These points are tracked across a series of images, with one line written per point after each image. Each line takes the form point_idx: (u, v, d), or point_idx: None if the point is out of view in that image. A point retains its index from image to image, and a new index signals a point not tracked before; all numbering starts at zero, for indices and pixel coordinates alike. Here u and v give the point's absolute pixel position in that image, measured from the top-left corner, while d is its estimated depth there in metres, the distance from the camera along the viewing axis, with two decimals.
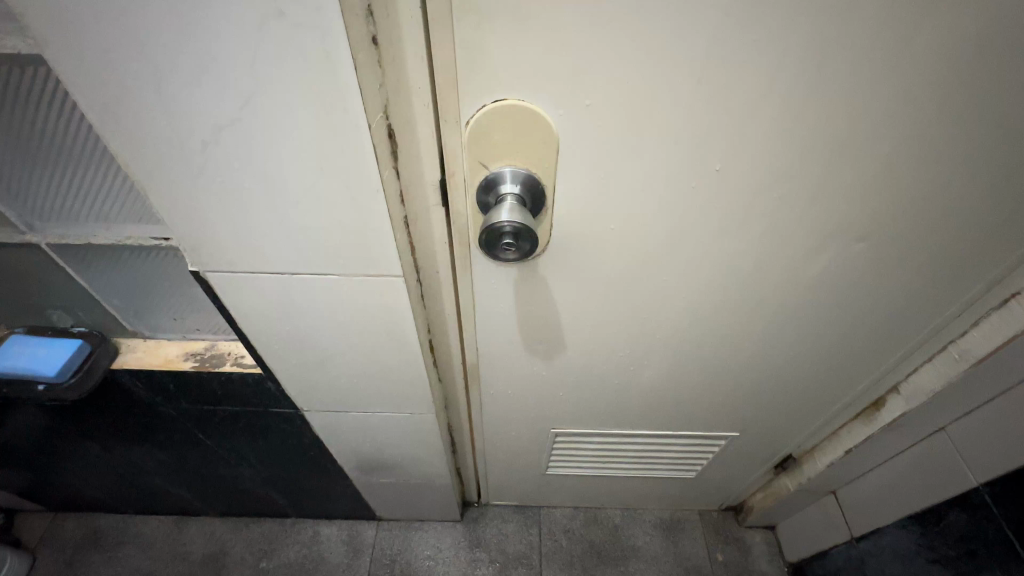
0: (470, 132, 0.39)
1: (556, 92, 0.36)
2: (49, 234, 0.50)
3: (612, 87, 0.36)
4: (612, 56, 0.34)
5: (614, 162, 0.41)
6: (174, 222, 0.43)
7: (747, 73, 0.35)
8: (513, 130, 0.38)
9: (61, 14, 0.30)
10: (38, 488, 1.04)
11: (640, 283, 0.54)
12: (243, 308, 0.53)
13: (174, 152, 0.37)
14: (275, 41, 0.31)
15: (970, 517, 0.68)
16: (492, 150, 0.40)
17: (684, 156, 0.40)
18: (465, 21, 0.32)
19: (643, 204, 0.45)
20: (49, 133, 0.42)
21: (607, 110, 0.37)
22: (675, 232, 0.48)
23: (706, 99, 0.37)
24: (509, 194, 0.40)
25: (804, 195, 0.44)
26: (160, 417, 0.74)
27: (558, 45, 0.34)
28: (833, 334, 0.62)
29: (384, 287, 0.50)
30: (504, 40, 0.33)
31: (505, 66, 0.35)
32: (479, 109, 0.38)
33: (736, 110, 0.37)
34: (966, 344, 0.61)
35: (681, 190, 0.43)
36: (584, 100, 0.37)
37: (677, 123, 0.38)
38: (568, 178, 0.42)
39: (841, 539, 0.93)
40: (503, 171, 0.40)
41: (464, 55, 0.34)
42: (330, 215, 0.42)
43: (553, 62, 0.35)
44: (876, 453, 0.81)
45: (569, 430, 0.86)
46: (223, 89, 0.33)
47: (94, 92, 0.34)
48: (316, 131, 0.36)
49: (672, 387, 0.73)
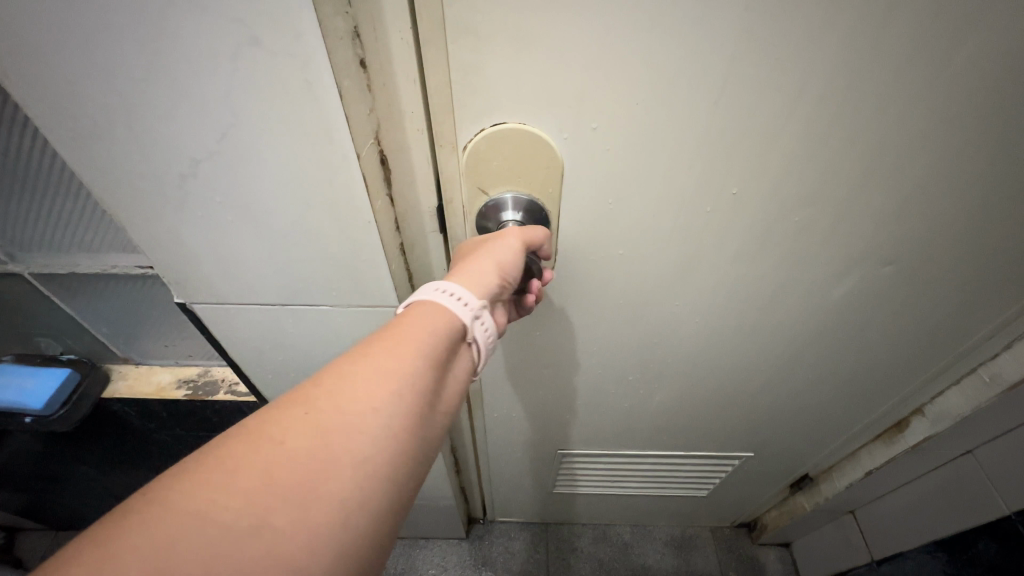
0: (469, 156, 0.36)
1: (559, 115, 0.34)
2: (32, 264, 0.48)
3: (620, 110, 0.33)
4: (621, 77, 0.31)
5: (624, 187, 0.38)
6: (156, 256, 0.40)
7: (772, 90, 0.32)
8: (514, 154, 0.35)
9: (20, 48, 0.28)
10: (36, 508, 1.02)
11: (651, 307, 0.51)
12: (232, 339, 0.50)
13: (150, 186, 0.35)
14: (252, 71, 0.28)
15: (1002, 548, 0.64)
16: (492, 175, 0.37)
17: (700, 179, 0.38)
18: (459, 43, 0.30)
19: (653, 229, 0.42)
20: (23, 162, 0.40)
21: (616, 134, 0.34)
22: (689, 257, 0.45)
23: (724, 120, 0.34)
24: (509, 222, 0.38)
25: (829, 217, 0.41)
26: (155, 444, 0.72)
27: (561, 66, 0.31)
28: (855, 356, 0.59)
29: (379, 318, 0.47)
30: (501, 62, 0.31)
31: (504, 89, 0.32)
32: (476, 132, 0.35)
33: (757, 132, 0.34)
34: (997, 366, 0.58)
35: (694, 214, 0.41)
36: (590, 123, 0.34)
37: (692, 146, 0.35)
38: (575, 205, 0.40)
39: (860, 561, 0.89)
40: (503, 196, 0.38)
41: (460, 78, 0.32)
42: (320, 246, 0.40)
43: (556, 85, 0.32)
44: (897, 475, 0.77)
45: (577, 451, 0.83)
46: (199, 121, 0.31)
47: (62, 126, 0.31)
48: (301, 161, 0.33)
49: (684, 409, 0.71)
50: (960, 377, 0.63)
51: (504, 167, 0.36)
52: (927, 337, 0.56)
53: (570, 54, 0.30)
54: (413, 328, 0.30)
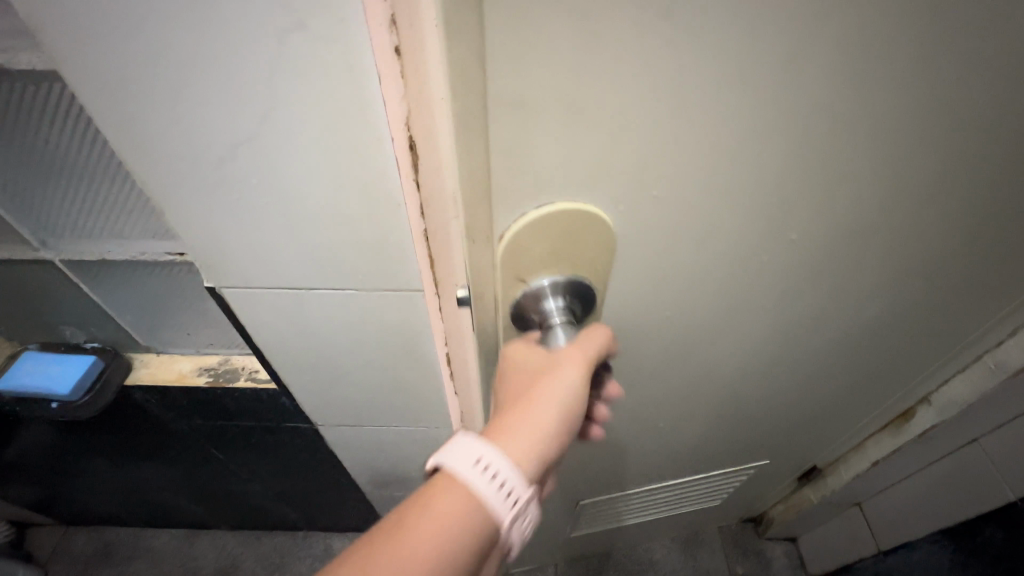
0: (508, 245, 0.31)
1: (613, 184, 0.29)
2: (63, 250, 0.50)
3: (675, 171, 0.29)
4: (680, 140, 0.27)
5: (676, 244, 0.34)
6: (189, 239, 0.42)
7: (844, 130, 0.28)
8: (560, 236, 0.31)
9: (77, 32, 0.29)
10: (48, 503, 1.03)
11: (685, 354, 0.47)
12: (258, 325, 0.52)
13: (190, 169, 0.36)
14: (295, 56, 0.30)
15: (1009, 535, 0.66)
16: (532, 262, 0.32)
17: (757, 225, 0.34)
18: (504, 115, 0.24)
19: (696, 281, 0.38)
20: (60, 148, 0.41)
21: (676, 193, 0.30)
22: (730, 302, 0.41)
23: (791, 168, 0.30)
24: (556, 309, 0.34)
25: (881, 241, 0.39)
26: (172, 434, 0.73)
27: (619, 129, 0.26)
28: (877, 362, 0.58)
29: (402, 302, 0.49)
30: (550, 132, 0.26)
31: (550, 162, 0.27)
32: (520, 219, 0.30)
33: (822, 174, 0.31)
34: (1003, 354, 0.59)
35: (744, 258, 0.37)
36: (651, 189, 0.29)
37: (751, 193, 0.31)
38: (623, 268, 0.35)
39: (867, 553, 0.91)
40: (547, 283, 0.34)
41: (501, 158, 0.26)
42: (348, 229, 0.41)
43: (613, 150, 0.27)
44: (903, 467, 0.78)
45: (599, 493, 0.79)
46: (240, 104, 0.32)
47: (109, 108, 0.33)
48: (335, 144, 0.35)
49: (712, 437, 0.67)
50: (965, 366, 0.63)
51: (546, 252, 0.32)
52: (943, 332, 0.56)
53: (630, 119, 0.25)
54: (434, 513, 0.30)
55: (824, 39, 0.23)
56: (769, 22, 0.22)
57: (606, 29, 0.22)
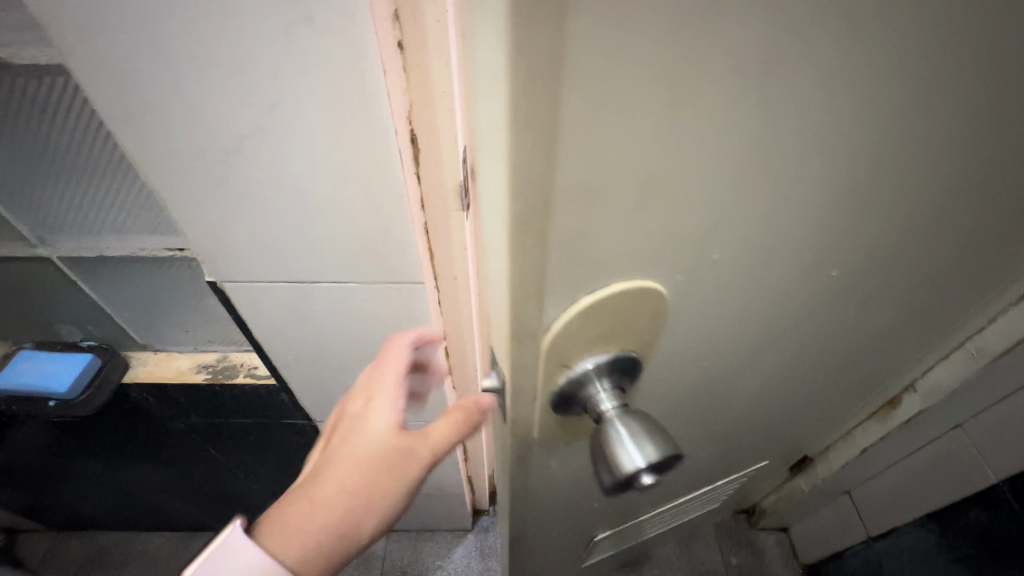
0: (553, 337, 0.25)
1: (677, 258, 0.23)
2: (60, 246, 0.50)
3: (747, 235, 0.24)
4: (757, 204, 0.22)
5: (723, 304, 0.29)
6: (193, 232, 0.42)
7: (915, 173, 0.25)
8: (617, 318, 0.25)
9: (86, 25, 0.30)
10: (38, 507, 1.01)
11: (707, 398, 0.43)
12: (259, 319, 0.52)
13: (194, 162, 0.37)
14: (303, 49, 0.31)
15: (992, 518, 0.68)
16: (580, 348, 0.26)
17: (804, 275, 0.30)
18: (566, 199, 0.18)
19: (732, 336, 0.34)
20: (60, 143, 0.41)
21: (738, 257, 0.25)
22: (758, 346, 0.37)
23: (860, 213, 0.26)
24: (607, 402, 0.29)
25: (908, 270, 0.36)
26: (169, 433, 0.73)
27: (698, 201, 0.20)
28: (874, 366, 0.58)
29: (404, 294, 0.49)
30: (618, 210, 0.19)
31: (613, 244, 0.21)
32: (569, 308, 0.24)
33: (878, 218, 0.28)
34: (983, 340, 0.60)
35: (782, 305, 0.33)
36: (715, 255, 0.24)
37: (810, 246, 0.27)
38: (667, 339, 0.30)
39: (857, 540, 0.93)
40: (592, 368, 0.28)
41: (556, 247, 0.20)
42: (351, 222, 0.42)
43: (684, 223, 0.21)
44: (890, 453, 0.80)
45: (614, 524, 0.73)
46: (247, 97, 0.33)
47: (116, 101, 0.33)
48: (341, 137, 0.36)
49: (727, 453, 0.65)
50: (949, 353, 0.65)
51: (596, 338, 0.26)
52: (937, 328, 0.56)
53: (710, 191, 0.20)
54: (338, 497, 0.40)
55: (924, 87, 0.20)
56: (884, 70, 0.18)
57: (708, 89, 0.16)
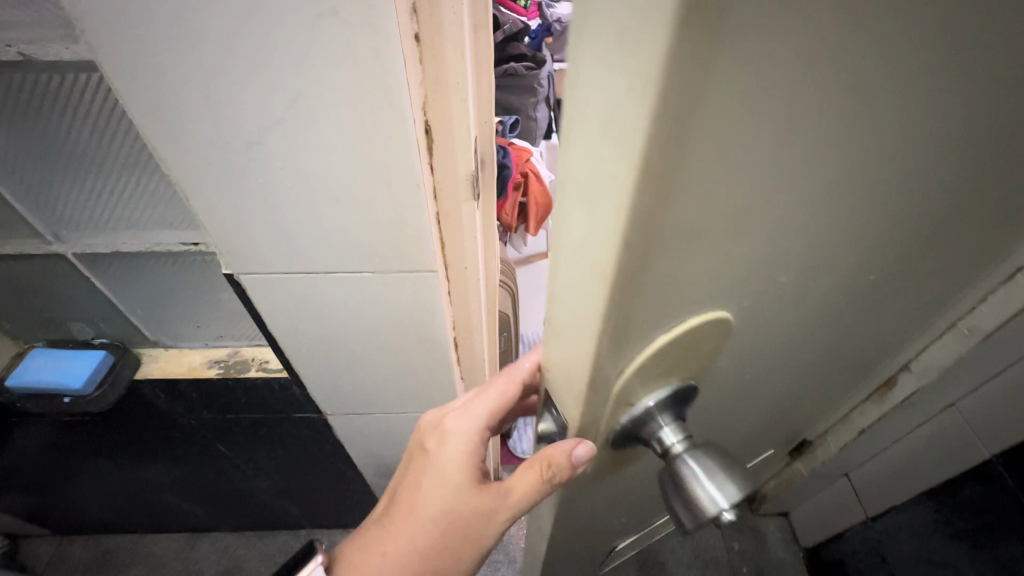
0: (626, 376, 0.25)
1: (744, 284, 0.25)
2: (75, 244, 0.50)
3: (801, 246, 0.24)
4: (816, 227, 0.23)
5: (769, 320, 0.30)
6: (213, 224, 0.43)
7: (940, 180, 0.27)
8: (683, 355, 0.26)
9: (118, 20, 0.31)
10: (43, 512, 1.01)
11: (735, 409, 0.44)
12: (274, 311, 0.53)
13: (217, 155, 0.38)
14: (327, 40, 0.32)
15: (985, 490, 0.70)
16: (647, 380, 0.27)
17: (839, 282, 0.31)
18: (670, 243, 0.19)
19: (768, 347, 0.35)
20: (79, 140, 0.42)
21: (792, 275, 0.27)
22: (788, 352, 0.39)
23: (891, 223, 0.28)
24: (673, 439, 0.30)
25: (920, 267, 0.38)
26: (179, 430, 0.73)
27: (774, 229, 0.22)
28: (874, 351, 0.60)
29: (417, 283, 0.50)
30: (710, 248, 0.20)
31: (698, 279, 0.22)
32: (645, 347, 0.24)
33: (905, 223, 0.29)
34: (974, 319, 0.63)
35: (815, 312, 0.34)
36: (779, 275, 0.26)
37: (847, 256, 0.29)
38: (719, 361, 0.31)
39: (856, 520, 0.95)
40: (657, 403, 0.29)
41: (650, 292, 0.20)
42: (367, 212, 0.43)
43: (759, 253, 0.23)
44: (886, 433, 0.82)
45: (636, 533, 0.71)
46: (271, 89, 0.34)
47: (143, 95, 0.34)
48: (360, 127, 0.37)
49: (745, 447, 0.65)
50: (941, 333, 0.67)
51: (663, 370, 0.27)
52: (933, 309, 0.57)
53: (785, 221, 0.21)
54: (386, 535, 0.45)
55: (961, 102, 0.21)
56: (936, 96, 0.20)
57: (808, 134, 0.17)
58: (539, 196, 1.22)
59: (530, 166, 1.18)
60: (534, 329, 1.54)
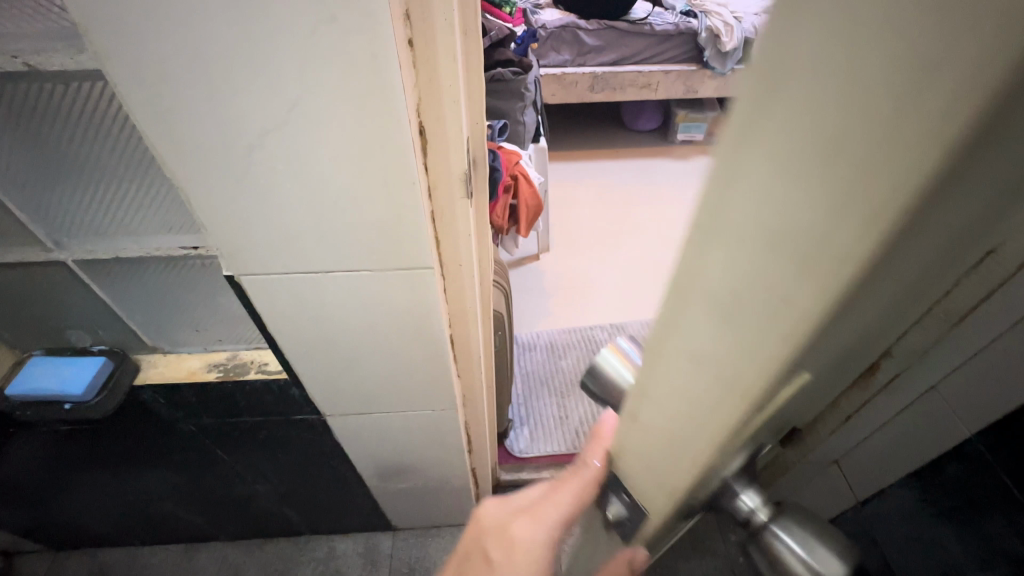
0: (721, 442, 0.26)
1: (835, 360, 0.25)
2: (75, 250, 0.51)
3: (891, 318, 0.25)
4: (905, 307, 0.24)
5: (831, 377, 0.31)
6: (213, 226, 0.44)
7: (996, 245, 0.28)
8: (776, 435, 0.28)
9: (124, 30, 0.32)
10: (38, 527, 1.00)
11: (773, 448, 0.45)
12: (274, 312, 0.54)
13: (219, 158, 0.39)
14: (325, 46, 0.33)
15: (967, 469, 0.72)
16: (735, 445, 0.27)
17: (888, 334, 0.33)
18: (813, 348, 0.19)
19: (817, 393, 0.36)
20: (81, 147, 0.43)
21: (865, 341, 0.28)
22: (824, 390, 0.40)
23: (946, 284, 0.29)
24: (756, 509, 0.33)
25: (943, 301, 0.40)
26: (178, 436, 0.73)
27: (880, 317, 0.22)
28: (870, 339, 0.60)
29: (414, 280, 0.52)
30: (833, 343, 0.21)
31: (809, 366, 0.22)
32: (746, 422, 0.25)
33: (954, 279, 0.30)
34: None
35: (858, 360, 0.35)
36: (860, 346, 0.27)
37: (906, 316, 0.30)
38: (784, 419, 0.32)
39: (847, 505, 0.98)
40: (732, 475, 0.33)
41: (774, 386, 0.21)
42: (365, 211, 0.44)
43: (861, 337, 0.23)
44: (870, 419, 0.84)
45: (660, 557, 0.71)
46: (272, 93, 0.36)
47: (148, 101, 0.36)
48: (358, 129, 0.38)
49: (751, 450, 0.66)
50: None
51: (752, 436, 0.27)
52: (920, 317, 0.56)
53: (892, 309, 0.22)
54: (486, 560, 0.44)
55: None
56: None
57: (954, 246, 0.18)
58: (529, 197, 1.24)
59: (519, 168, 1.20)
60: (527, 330, 1.56)
